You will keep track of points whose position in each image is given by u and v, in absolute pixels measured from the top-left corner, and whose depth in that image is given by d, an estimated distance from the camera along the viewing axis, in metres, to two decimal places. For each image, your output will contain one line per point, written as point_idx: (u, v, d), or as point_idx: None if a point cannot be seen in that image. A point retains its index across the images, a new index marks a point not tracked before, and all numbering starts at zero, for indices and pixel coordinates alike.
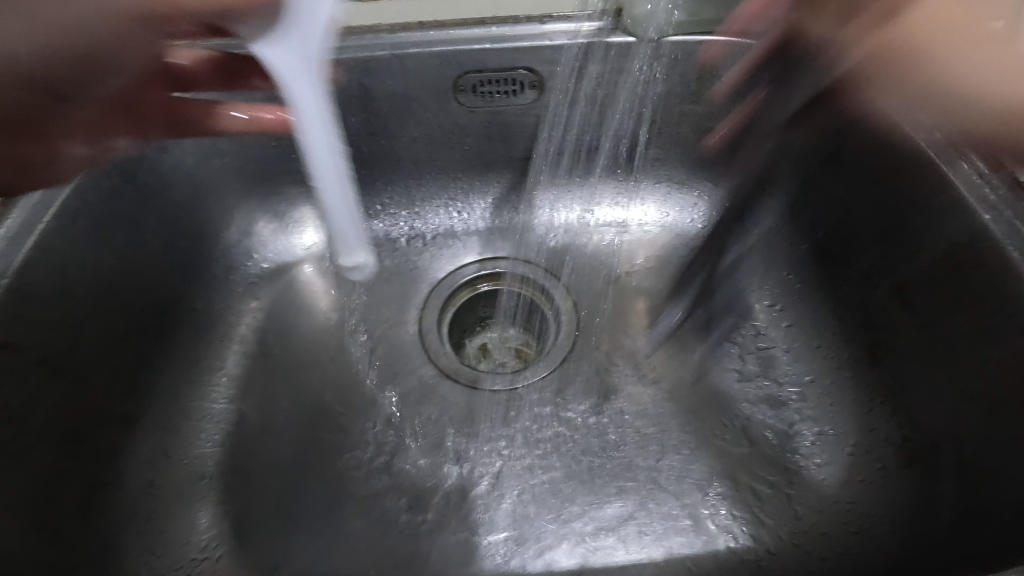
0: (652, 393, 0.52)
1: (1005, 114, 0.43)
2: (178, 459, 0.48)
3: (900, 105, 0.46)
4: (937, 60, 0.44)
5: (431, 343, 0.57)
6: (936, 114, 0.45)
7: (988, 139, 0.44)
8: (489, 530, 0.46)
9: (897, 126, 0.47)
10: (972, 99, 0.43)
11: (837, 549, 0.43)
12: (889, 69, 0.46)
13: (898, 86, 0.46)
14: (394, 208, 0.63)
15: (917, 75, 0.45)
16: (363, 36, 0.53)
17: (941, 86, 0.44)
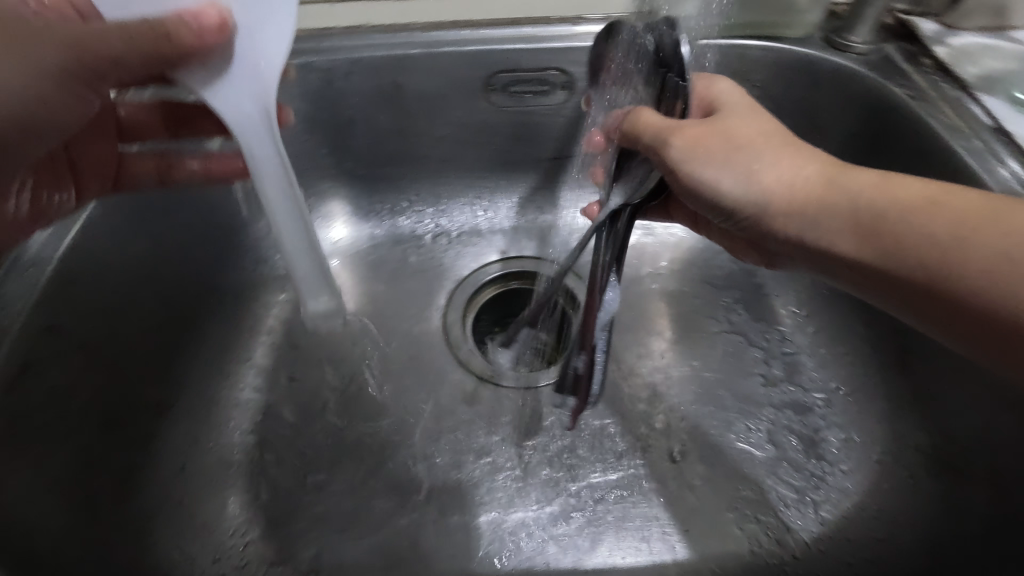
0: (675, 395, 0.52)
1: (916, 242, 0.34)
2: (207, 447, 0.49)
3: (738, 176, 0.38)
4: (831, 181, 0.37)
5: (455, 340, 0.58)
6: (838, 237, 0.37)
7: (938, 317, 0.34)
8: (514, 527, 0.47)
9: (794, 246, 0.39)
10: (863, 235, 0.36)
11: (865, 556, 0.43)
12: (734, 144, 0.39)
13: (720, 151, 0.38)
14: (420, 205, 0.64)
15: (759, 159, 0.38)
16: (398, 34, 0.54)
17: (808, 195, 0.37)
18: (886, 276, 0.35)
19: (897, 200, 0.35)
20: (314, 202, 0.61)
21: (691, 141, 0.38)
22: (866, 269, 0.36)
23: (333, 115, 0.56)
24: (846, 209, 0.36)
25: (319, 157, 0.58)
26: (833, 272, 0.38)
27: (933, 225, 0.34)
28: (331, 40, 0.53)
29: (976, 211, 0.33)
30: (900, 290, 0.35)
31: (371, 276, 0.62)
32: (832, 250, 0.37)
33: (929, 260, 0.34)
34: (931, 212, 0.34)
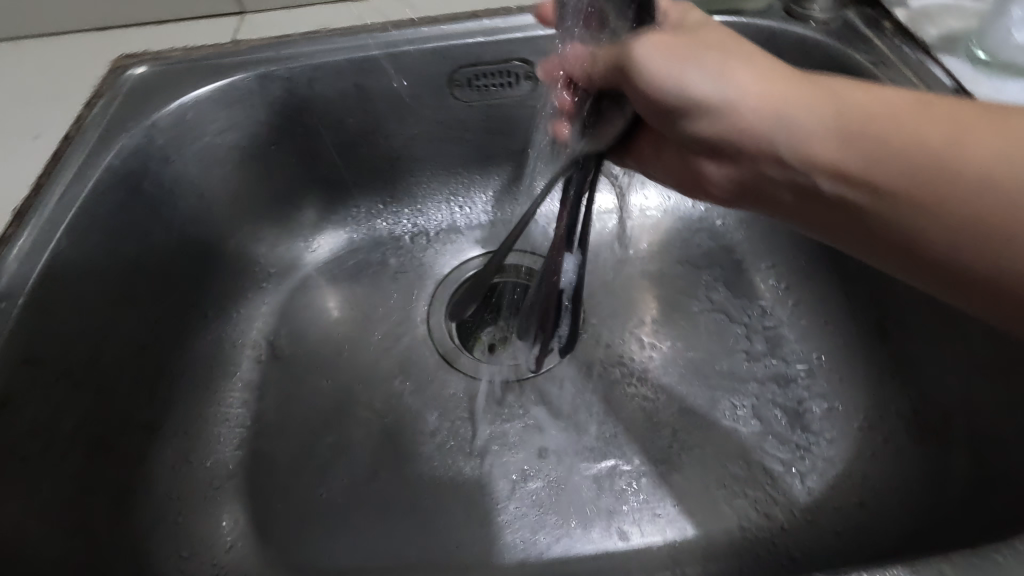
0: (660, 378, 0.52)
1: (902, 145, 0.33)
2: (199, 465, 0.49)
3: (709, 78, 0.38)
4: (809, 86, 0.36)
5: (440, 338, 0.58)
6: (820, 141, 0.36)
7: (906, 233, 0.33)
8: (508, 521, 0.47)
9: (769, 152, 0.38)
10: (845, 138, 0.35)
11: (850, 524, 0.44)
12: (706, 50, 0.38)
13: (682, 53, 0.38)
14: (396, 206, 0.64)
15: (732, 62, 0.38)
16: (357, 36, 0.53)
17: (788, 99, 0.36)
18: (867, 184, 0.34)
19: (885, 104, 0.34)
20: (292, 210, 0.60)
21: (659, 45, 0.38)
22: (847, 178, 0.35)
23: (298, 124, 0.56)
24: (829, 113, 0.35)
25: (290, 166, 0.58)
26: (807, 186, 0.37)
27: (922, 129, 0.33)
28: (290, 47, 0.53)
29: (966, 113, 0.33)
30: (877, 202, 0.34)
31: (352, 280, 0.62)
32: (807, 155, 0.36)
33: (916, 159, 0.32)
34: (917, 115, 0.33)
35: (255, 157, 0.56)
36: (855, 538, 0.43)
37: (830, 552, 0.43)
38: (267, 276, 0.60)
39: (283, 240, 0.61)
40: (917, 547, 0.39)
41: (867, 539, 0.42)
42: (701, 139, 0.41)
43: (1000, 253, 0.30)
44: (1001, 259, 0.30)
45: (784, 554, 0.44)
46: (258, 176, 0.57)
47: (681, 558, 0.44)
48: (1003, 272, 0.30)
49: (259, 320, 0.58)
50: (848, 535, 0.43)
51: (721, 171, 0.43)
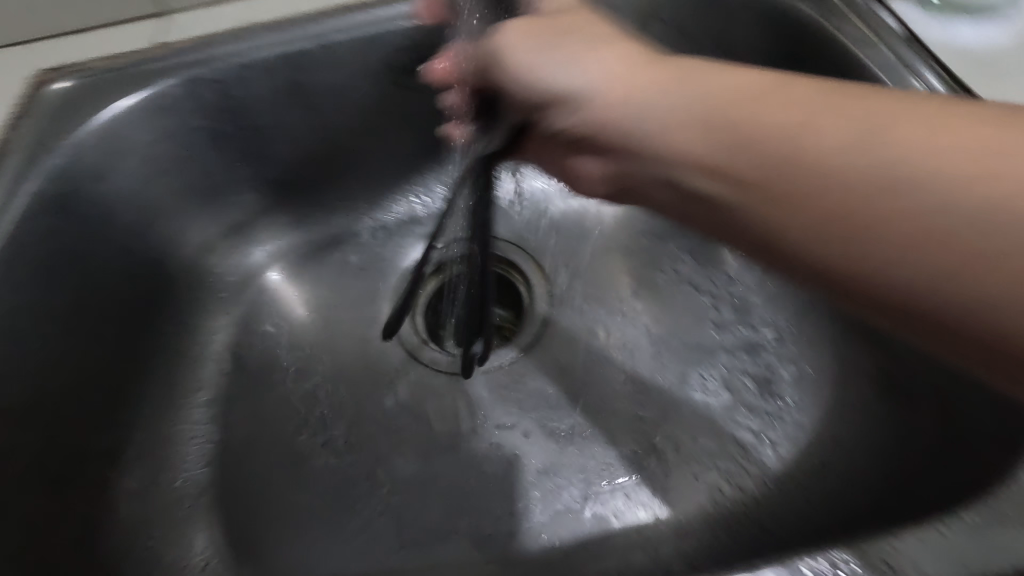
0: (631, 355, 0.52)
1: (753, 128, 0.28)
2: (164, 487, 0.48)
3: (567, 65, 0.34)
4: (662, 67, 0.31)
5: (409, 338, 0.56)
6: (672, 131, 0.30)
7: (786, 233, 0.27)
8: (481, 514, 0.47)
9: (629, 142, 0.31)
10: (697, 121, 0.29)
11: (822, 490, 0.43)
12: (569, 38, 0.35)
13: (542, 42, 0.35)
14: (352, 202, 0.62)
15: (592, 51, 0.34)
16: (284, 28, 0.51)
17: (646, 85, 0.31)
18: (725, 173, 0.28)
19: (734, 85, 0.29)
20: (242, 215, 0.59)
21: (519, 34, 0.36)
22: (707, 167, 0.29)
23: (236, 126, 0.54)
24: (683, 96, 0.30)
25: (233, 170, 0.56)
26: (669, 179, 0.30)
27: (778, 111, 0.28)
28: (215, 47, 0.50)
29: (830, 92, 0.27)
30: (737, 193, 0.28)
31: (313, 281, 0.60)
32: (669, 145, 0.30)
33: (776, 146, 0.27)
34: (785, 99, 0.28)
35: (194, 165, 0.54)
36: (827, 504, 0.42)
37: (804, 519, 0.42)
38: (224, 286, 0.58)
39: (234, 247, 0.59)
40: (886, 510, 0.38)
41: (838, 505, 0.42)
42: (564, 142, 0.36)
43: (896, 249, 0.24)
44: (899, 254, 0.24)
45: (759, 528, 0.43)
46: (200, 184, 0.55)
47: (654, 539, 0.44)
48: (921, 272, 0.24)
49: (221, 333, 0.56)
50: (820, 499, 0.43)
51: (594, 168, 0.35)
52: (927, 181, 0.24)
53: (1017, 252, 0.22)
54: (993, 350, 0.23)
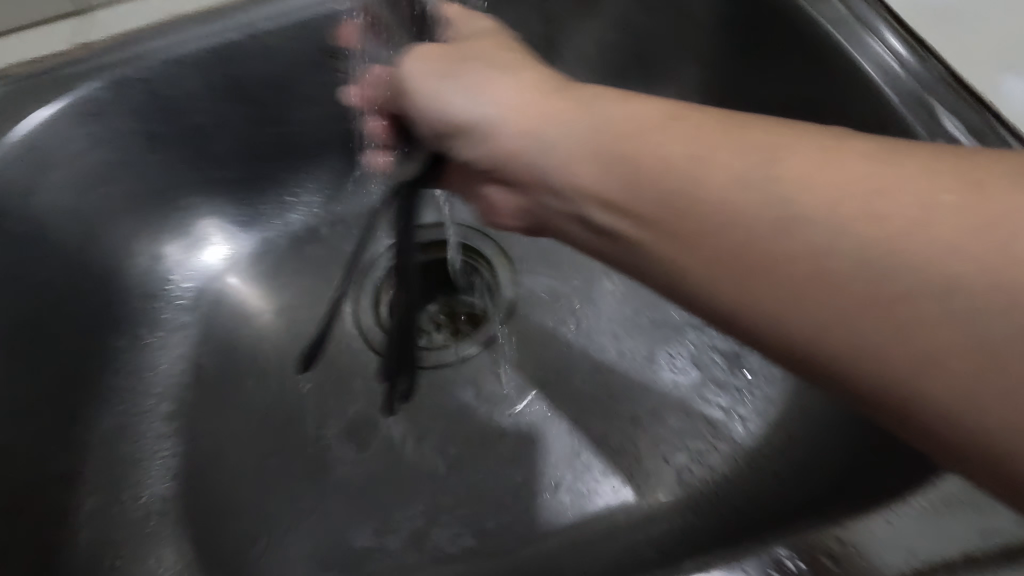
0: (604, 337, 0.53)
1: (647, 165, 0.28)
2: (126, 506, 0.47)
3: (468, 95, 0.34)
4: (562, 96, 0.32)
5: (374, 336, 0.55)
6: (577, 167, 0.30)
7: (686, 274, 0.27)
8: (458, 505, 0.48)
9: (539, 174, 0.32)
10: (597, 156, 0.30)
11: (788, 462, 0.44)
12: (473, 65, 0.35)
13: (446, 67, 0.35)
14: (306, 196, 0.60)
15: (495, 79, 0.34)
16: (212, 19, 0.48)
17: (547, 117, 0.31)
18: (626, 209, 0.29)
19: (630, 115, 0.30)
20: (193, 219, 0.57)
21: (422, 62, 0.36)
22: (609, 203, 0.29)
23: (176, 127, 0.51)
24: (584, 127, 0.30)
25: (179, 173, 0.54)
26: (578, 214, 0.31)
27: (671, 145, 0.28)
28: (141, 44, 0.47)
29: (714, 126, 0.28)
30: (638, 229, 0.28)
31: (272, 279, 0.58)
32: (573, 178, 0.31)
33: (668, 184, 0.28)
34: (672, 128, 0.29)
35: (136, 171, 0.52)
36: (793, 475, 0.43)
37: (763, 492, 0.43)
38: (182, 293, 0.56)
39: (187, 252, 0.57)
40: (847, 483, 0.37)
41: (802, 476, 0.42)
42: (476, 172, 0.35)
43: (782, 294, 0.25)
44: (784, 300, 0.25)
45: (725, 503, 0.44)
46: (144, 190, 0.53)
47: (626, 519, 0.45)
48: (799, 319, 0.25)
49: (178, 346, 0.55)
50: (790, 475, 0.43)
51: (510, 202, 0.35)
52: (805, 223, 0.25)
53: (880, 302, 0.23)
54: (865, 394, 0.24)
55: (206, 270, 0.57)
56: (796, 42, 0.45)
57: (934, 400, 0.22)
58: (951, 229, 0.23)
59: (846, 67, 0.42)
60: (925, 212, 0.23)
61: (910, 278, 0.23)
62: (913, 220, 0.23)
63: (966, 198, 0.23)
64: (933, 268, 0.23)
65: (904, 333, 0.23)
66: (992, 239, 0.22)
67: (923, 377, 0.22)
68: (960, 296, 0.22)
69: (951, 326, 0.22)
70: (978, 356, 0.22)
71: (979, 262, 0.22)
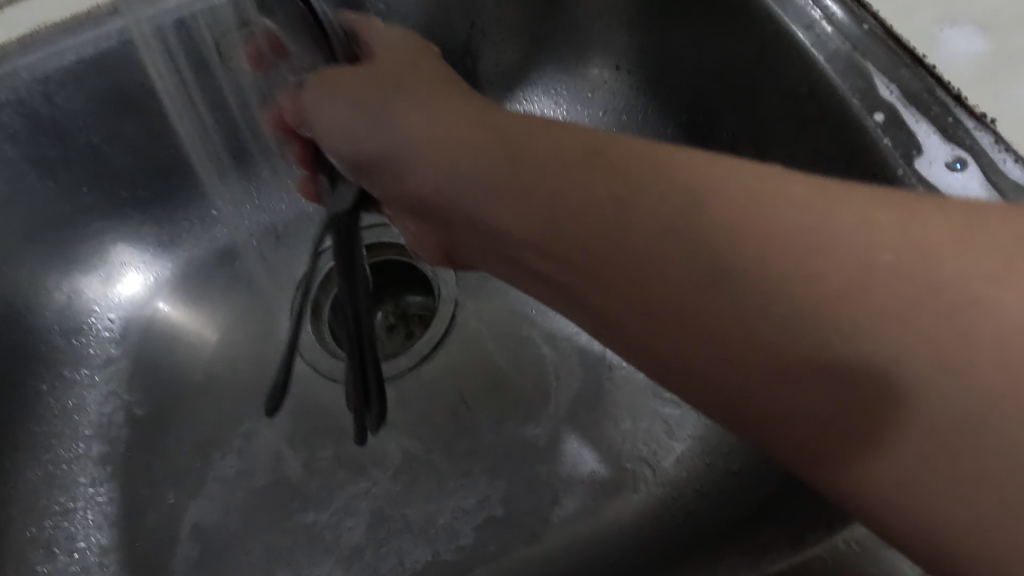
0: (555, 335, 0.50)
1: (575, 209, 0.29)
2: (61, 561, 0.45)
3: (380, 125, 0.35)
4: (484, 129, 0.33)
5: (310, 351, 0.51)
6: (497, 207, 0.31)
7: (611, 319, 0.30)
8: (408, 526, 0.46)
9: (461, 215, 0.33)
10: (523, 200, 0.30)
11: (743, 463, 0.42)
12: (388, 97, 0.36)
13: (358, 98, 0.37)
14: (231, 208, 0.55)
15: (410, 109, 0.35)
16: (82, 25, 0.43)
17: (469, 155, 0.32)
18: (552, 252, 0.30)
19: (555, 152, 0.31)
20: (106, 245, 0.52)
21: (330, 90, 0.38)
22: (535, 246, 0.30)
23: (65, 148, 0.47)
24: (504, 164, 0.31)
25: (79, 197, 0.49)
26: (508, 255, 0.33)
27: (595, 187, 0.29)
28: (3, 60, 0.42)
29: (646, 162, 0.29)
30: (567, 275, 0.30)
31: (200, 298, 0.54)
32: (497, 219, 0.31)
33: (596, 233, 0.29)
34: (594, 164, 0.29)
35: (30, 200, 0.47)
36: (748, 474, 0.41)
37: (719, 495, 0.42)
38: (107, 325, 0.53)
39: (105, 281, 0.53)
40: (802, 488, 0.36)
41: (757, 476, 0.40)
42: (397, 203, 0.38)
43: (714, 349, 0.27)
44: (716, 353, 0.27)
45: (683, 507, 0.43)
46: (43, 220, 0.48)
47: (582, 526, 0.44)
48: (733, 376, 0.26)
49: (107, 384, 0.51)
50: (747, 474, 0.41)
51: (432, 232, 0.38)
52: (733, 279, 0.26)
53: (819, 369, 0.25)
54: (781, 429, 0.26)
55: (132, 299, 0.54)
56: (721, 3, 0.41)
57: (869, 466, 0.24)
58: (890, 296, 0.24)
59: (774, 29, 0.39)
60: (864, 275, 0.24)
61: (850, 347, 0.24)
62: (851, 281, 0.24)
63: (908, 261, 0.24)
64: (881, 340, 0.24)
65: (839, 402, 0.25)
66: (936, 310, 0.23)
67: (861, 449, 0.24)
68: (910, 371, 0.23)
69: (899, 406, 0.23)
70: (922, 436, 0.23)
71: (920, 334, 0.23)
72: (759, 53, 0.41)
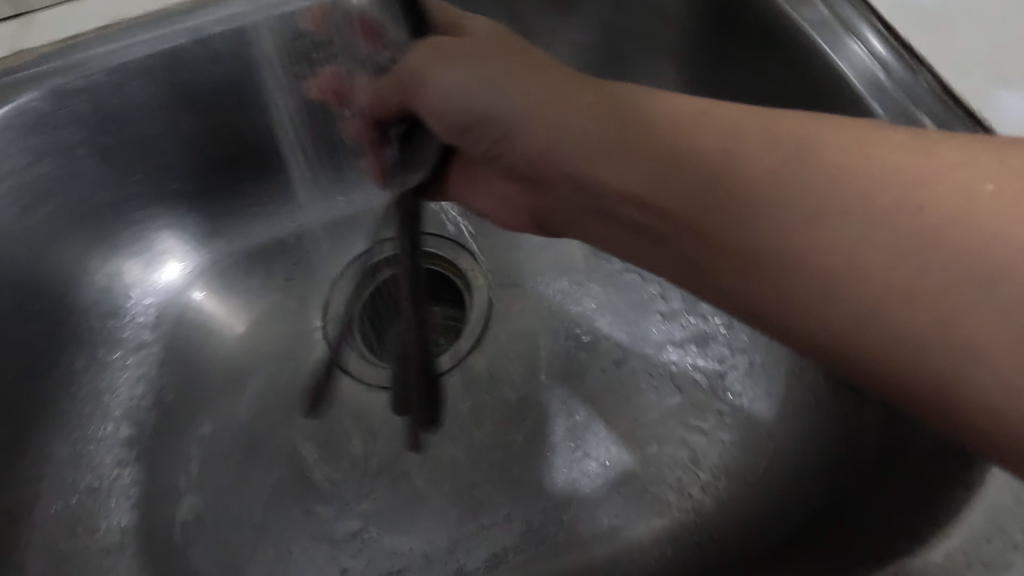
0: (582, 362, 0.50)
1: (679, 162, 0.31)
2: (82, 541, 0.46)
3: (489, 88, 0.36)
4: (592, 91, 0.34)
5: (339, 355, 0.53)
6: (603, 159, 0.33)
7: (705, 267, 0.31)
8: (429, 532, 0.46)
9: (559, 171, 0.35)
10: (628, 154, 0.32)
11: (777, 498, 0.42)
12: (503, 61, 0.36)
13: (467, 59, 0.37)
14: (270, 207, 0.56)
15: (520, 72, 0.36)
16: (159, 23, 0.45)
17: (581, 112, 0.33)
18: (651, 202, 0.31)
19: (663, 112, 0.32)
20: (150, 232, 0.53)
21: (438, 53, 0.37)
22: (635, 196, 0.32)
23: (124, 137, 0.48)
24: (612, 121, 0.33)
25: (131, 185, 0.51)
26: (607, 207, 0.34)
27: (701, 139, 0.31)
28: (82, 49, 0.44)
29: (754, 121, 0.31)
30: (663, 226, 0.32)
31: (236, 289, 0.55)
32: (598, 171, 0.33)
33: (705, 182, 0.30)
34: (699, 122, 0.31)
35: (85, 183, 0.48)
36: (779, 508, 0.42)
37: (738, 530, 0.43)
38: (143, 311, 0.54)
39: (147, 269, 0.54)
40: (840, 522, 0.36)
41: (790, 508, 0.41)
42: (494, 162, 0.39)
43: (806, 284, 0.27)
44: (814, 289, 0.27)
45: (707, 538, 0.43)
46: (91, 203, 0.49)
47: (604, 549, 0.44)
48: (829, 307, 0.27)
49: (138, 368, 0.52)
50: (780, 506, 0.42)
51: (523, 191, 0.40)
52: (836, 219, 0.27)
53: (918, 291, 0.25)
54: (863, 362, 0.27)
55: (171, 287, 0.55)
56: (776, 42, 0.43)
57: (969, 383, 0.24)
58: (987, 222, 0.25)
59: (828, 73, 0.40)
60: (965, 204, 0.26)
61: (948, 268, 0.25)
62: (950, 214, 0.26)
63: (1005, 194, 0.25)
64: (976, 259, 0.25)
65: (940, 318, 0.25)
66: None
67: (964, 364, 0.24)
68: (1008, 285, 0.24)
69: (994, 317, 0.24)
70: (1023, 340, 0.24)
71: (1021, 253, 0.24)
72: (808, 99, 0.42)
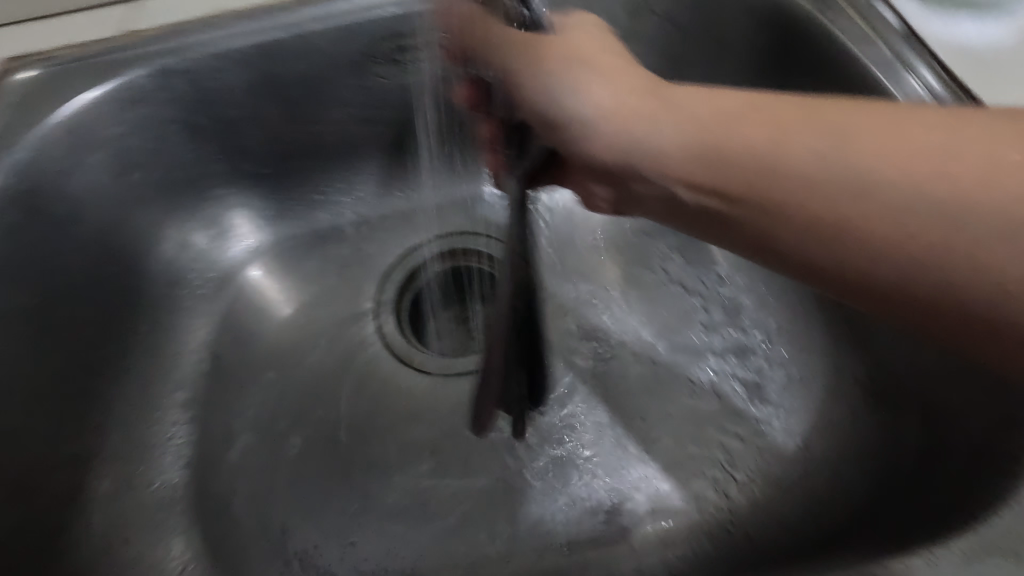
0: (625, 364, 0.52)
1: (732, 154, 0.33)
2: (137, 493, 0.48)
3: (567, 88, 0.37)
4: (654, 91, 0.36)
5: (392, 340, 0.56)
6: (666, 152, 0.35)
7: (769, 247, 0.33)
8: (469, 511, 0.48)
9: (624, 166, 0.37)
10: (683, 148, 0.34)
11: (810, 504, 0.45)
12: (574, 61, 0.37)
13: (542, 59, 0.38)
14: (336, 195, 0.59)
15: (589, 72, 0.37)
16: (258, 17, 0.48)
17: (637, 108, 0.36)
18: (715, 190, 0.34)
19: (715, 107, 0.34)
20: (223, 207, 0.57)
21: (528, 51, 0.38)
22: (698, 185, 0.34)
23: (212, 118, 0.51)
24: (669, 117, 0.35)
25: (211, 164, 0.54)
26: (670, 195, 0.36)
27: (752, 133, 0.33)
28: (187, 35, 0.48)
29: (799, 109, 0.33)
30: (727, 213, 0.34)
31: (297, 271, 0.59)
32: (662, 164, 0.35)
33: (761, 172, 0.32)
34: (749, 117, 0.33)
35: (172, 158, 0.52)
36: (813, 515, 0.44)
37: (771, 529, 0.45)
38: (204, 283, 0.57)
39: (215, 243, 0.57)
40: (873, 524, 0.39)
41: (823, 513, 0.44)
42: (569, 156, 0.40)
43: (861, 253, 0.30)
44: (869, 255, 0.30)
45: (741, 536, 0.46)
46: (173, 175, 0.53)
47: (637, 539, 0.46)
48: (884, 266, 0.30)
49: (196, 336, 0.55)
50: (812, 511, 0.44)
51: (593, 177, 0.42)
52: (879, 198, 0.29)
53: (961, 247, 0.28)
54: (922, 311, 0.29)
55: (234, 262, 0.58)
56: (835, 77, 0.46)
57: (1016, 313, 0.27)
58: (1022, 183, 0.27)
59: None
60: (999, 169, 0.28)
61: (991, 222, 0.27)
62: (981, 181, 0.28)
63: None
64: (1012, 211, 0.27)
65: (982, 263, 0.27)
66: None
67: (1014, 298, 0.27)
68: None
69: None
70: None
71: None
72: None
